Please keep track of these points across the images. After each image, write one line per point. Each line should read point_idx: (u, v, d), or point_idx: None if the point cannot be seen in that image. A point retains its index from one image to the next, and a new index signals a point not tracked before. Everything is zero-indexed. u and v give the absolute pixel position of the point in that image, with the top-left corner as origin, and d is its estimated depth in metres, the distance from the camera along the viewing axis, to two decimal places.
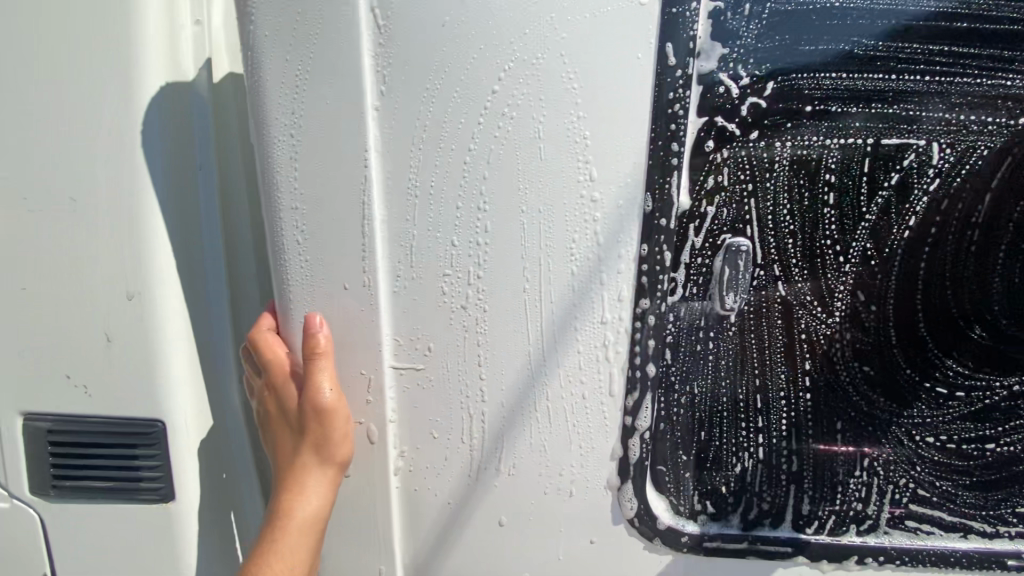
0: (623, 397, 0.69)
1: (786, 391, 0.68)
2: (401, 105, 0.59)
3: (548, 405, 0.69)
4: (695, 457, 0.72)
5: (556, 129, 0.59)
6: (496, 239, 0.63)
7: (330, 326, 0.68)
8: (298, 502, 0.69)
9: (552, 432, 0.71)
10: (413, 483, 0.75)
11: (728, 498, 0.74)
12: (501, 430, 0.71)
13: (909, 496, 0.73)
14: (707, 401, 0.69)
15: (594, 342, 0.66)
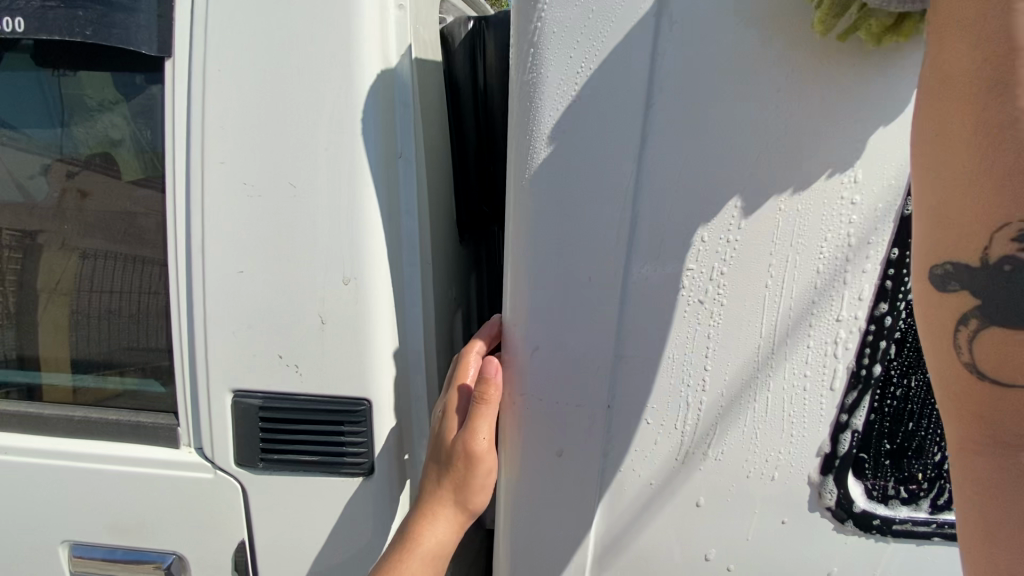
0: (844, 394, 0.73)
1: None
2: (676, 103, 0.64)
3: (769, 395, 0.73)
4: (898, 448, 0.76)
5: (826, 131, 0.63)
6: (750, 238, 0.67)
7: (568, 313, 0.71)
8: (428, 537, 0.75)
9: (766, 421, 0.74)
10: (620, 464, 0.79)
11: (923, 483, 0.78)
12: (715, 417, 0.75)
13: None
14: (920, 393, 0.73)
15: (826, 337, 0.70)
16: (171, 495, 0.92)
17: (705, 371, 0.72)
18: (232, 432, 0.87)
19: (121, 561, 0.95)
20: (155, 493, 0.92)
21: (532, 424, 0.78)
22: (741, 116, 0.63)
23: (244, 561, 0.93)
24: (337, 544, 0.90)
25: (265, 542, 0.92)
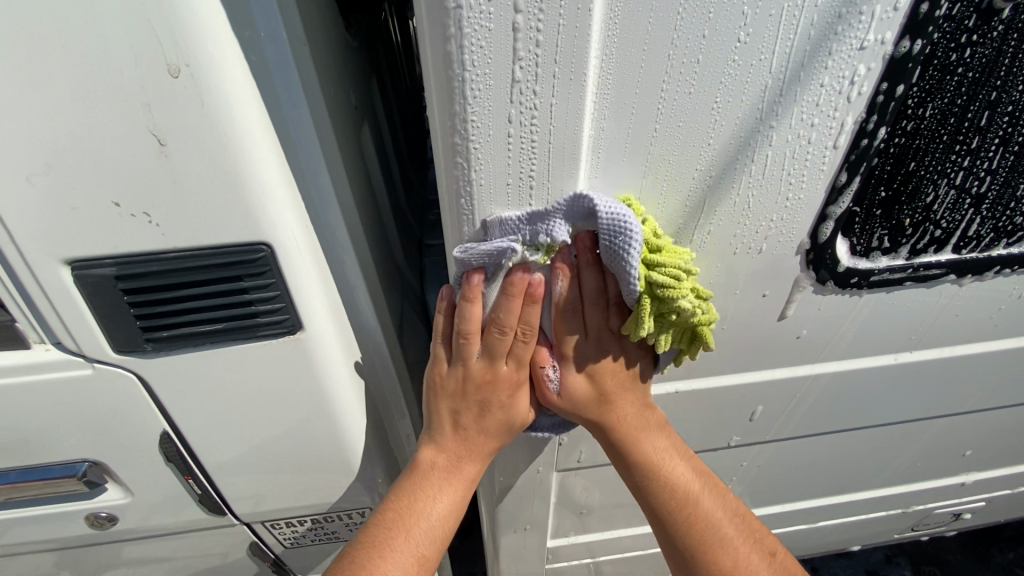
0: (846, 148, 0.61)
1: (1017, 102, 0.61)
2: (616, 84, 0.52)
3: (769, 155, 0.60)
4: (893, 193, 0.67)
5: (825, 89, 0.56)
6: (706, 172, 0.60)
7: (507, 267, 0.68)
8: (430, 518, 0.80)
9: (765, 181, 0.62)
10: (590, 271, 0.68)
11: (907, 230, 0.71)
12: (700, 191, 0.62)
13: None
14: (931, 124, 0.61)
15: (844, 74, 0.55)
16: (46, 405, 0.73)
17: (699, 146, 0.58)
18: (93, 315, 0.65)
19: (20, 483, 0.80)
20: (23, 407, 0.73)
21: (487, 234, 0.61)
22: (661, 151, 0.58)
23: (176, 450, 0.80)
24: (279, 409, 0.78)
25: (190, 426, 0.78)
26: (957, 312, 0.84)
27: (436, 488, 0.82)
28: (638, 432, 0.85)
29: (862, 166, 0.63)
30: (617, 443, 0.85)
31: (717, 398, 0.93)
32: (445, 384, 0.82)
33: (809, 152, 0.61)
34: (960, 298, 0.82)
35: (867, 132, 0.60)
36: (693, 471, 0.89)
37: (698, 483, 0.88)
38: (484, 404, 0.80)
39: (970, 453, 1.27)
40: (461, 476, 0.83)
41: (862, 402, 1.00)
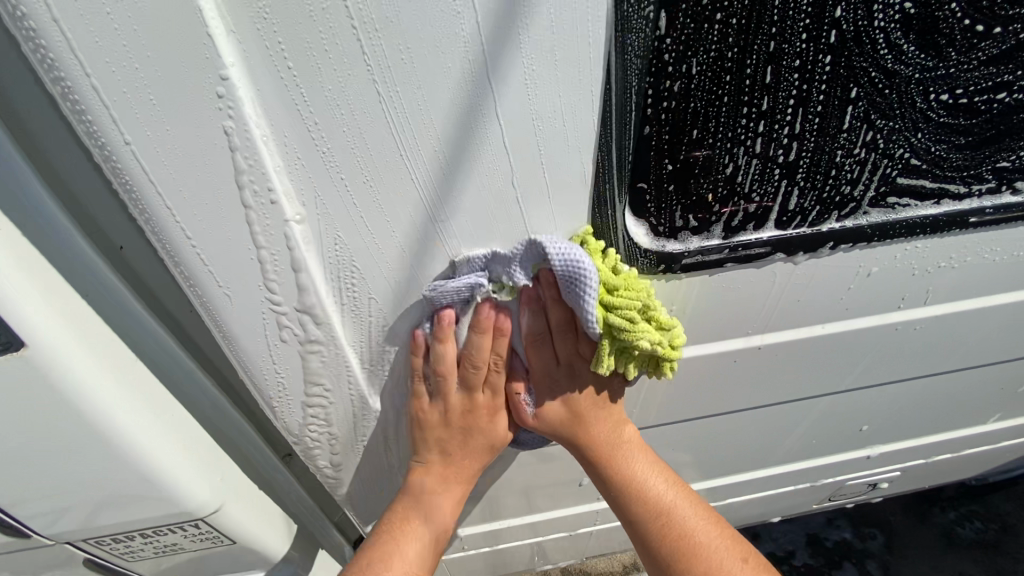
0: (596, 135, 0.52)
1: (804, 55, 0.51)
2: (267, 88, 0.44)
3: (494, 156, 0.52)
4: (681, 166, 0.58)
5: (539, 90, 0.48)
6: (435, 185, 0.53)
7: (254, 301, 0.60)
8: (436, 509, 0.90)
9: (502, 186, 0.54)
10: (346, 289, 0.61)
11: (713, 206, 0.63)
12: (430, 200, 0.54)
13: (900, 169, 0.64)
14: (702, 84, 0.51)
15: (550, 64, 0.46)
16: None
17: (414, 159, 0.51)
18: None
19: None
20: None
21: (189, 252, 0.54)
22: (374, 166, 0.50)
23: None
24: (37, 427, 0.70)
25: None
26: (795, 294, 0.77)
27: (443, 489, 0.91)
28: (635, 468, 0.89)
29: (629, 139, 0.54)
30: (637, 510, 0.88)
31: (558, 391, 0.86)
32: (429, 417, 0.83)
33: (540, 127, 0.50)
34: (796, 278, 0.74)
35: (619, 104, 0.51)
36: (676, 488, 0.90)
37: (703, 524, 0.88)
38: (469, 429, 0.86)
39: (867, 426, 1.23)
40: (461, 470, 0.91)
41: (727, 388, 0.94)
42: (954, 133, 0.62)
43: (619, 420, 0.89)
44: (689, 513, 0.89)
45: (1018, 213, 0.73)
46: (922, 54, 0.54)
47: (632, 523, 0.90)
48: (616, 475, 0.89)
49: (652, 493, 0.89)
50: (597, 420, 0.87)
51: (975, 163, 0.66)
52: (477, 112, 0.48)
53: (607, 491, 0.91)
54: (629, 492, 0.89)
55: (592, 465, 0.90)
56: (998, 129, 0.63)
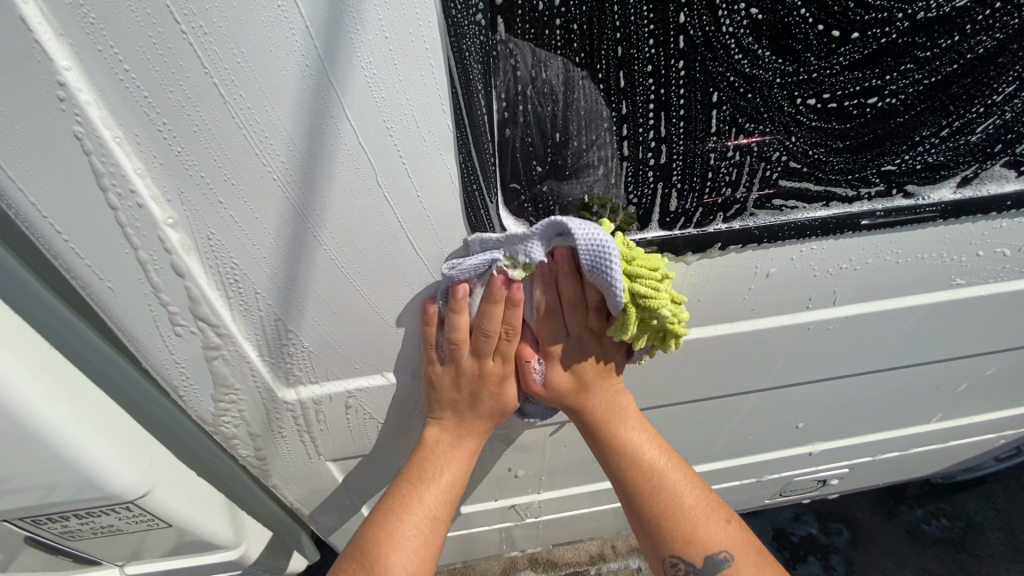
0: (452, 137, 0.53)
1: (655, 60, 0.52)
2: (109, 92, 0.46)
3: (352, 157, 0.53)
4: (551, 168, 0.59)
5: (383, 93, 0.49)
6: (298, 184, 0.55)
7: (141, 294, 0.62)
8: (439, 483, 0.85)
9: (366, 186, 0.56)
10: (231, 285, 0.63)
11: (592, 207, 0.64)
12: (296, 199, 0.56)
13: (780, 172, 0.65)
14: (555, 87, 0.52)
15: (390, 68, 0.48)
16: None
17: (271, 159, 0.52)
18: None
19: None
20: None
21: (65, 246, 0.56)
22: (232, 166, 0.52)
23: None
24: None
25: None
26: (693, 292, 0.79)
27: (444, 460, 0.86)
28: (630, 432, 0.88)
29: (490, 142, 0.55)
30: (635, 485, 0.87)
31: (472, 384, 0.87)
32: (441, 378, 0.82)
33: (391, 128, 0.52)
34: (691, 277, 0.76)
35: (470, 108, 0.52)
36: (685, 476, 0.88)
37: (694, 499, 0.87)
38: (477, 392, 0.84)
39: (804, 422, 1.25)
40: (470, 431, 0.88)
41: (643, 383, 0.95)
42: (829, 136, 0.63)
43: (614, 388, 0.87)
44: (688, 492, 0.87)
45: (912, 217, 0.74)
46: (780, 59, 0.54)
47: (628, 497, 0.89)
48: (620, 439, 0.88)
49: (659, 480, 0.87)
50: (598, 393, 0.86)
51: (857, 167, 0.67)
52: (324, 112, 0.50)
53: (607, 464, 0.90)
54: (625, 462, 0.88)
55: (585, 424, 0.88)
56: (875, 133, 0.63)
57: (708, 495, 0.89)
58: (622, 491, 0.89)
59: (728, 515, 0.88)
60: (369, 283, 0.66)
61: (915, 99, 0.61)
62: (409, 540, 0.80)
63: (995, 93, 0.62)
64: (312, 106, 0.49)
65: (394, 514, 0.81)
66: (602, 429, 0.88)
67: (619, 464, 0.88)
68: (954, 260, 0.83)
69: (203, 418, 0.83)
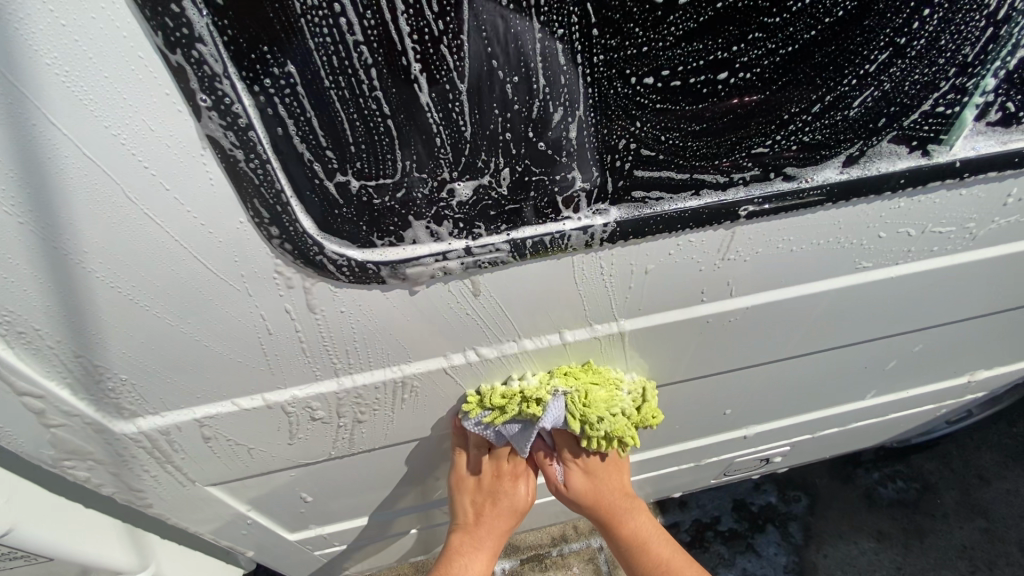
0: (202, 142, 0.45)
1: (440, 37, 0.44)
2: None
3: (82, 171, 0.44)
4: (348, 170, 0.50)
5: (88, 93, 0.40)
6: (25, 207, 0.46)
7: None
8: (463, 570, 1.06)
9: (115, 203, 0.47)
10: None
11: (414, 211, 0.56)
12: (31, 225, 0.47)
13: (633, 161, 0.57)
14: (325, 74, 0.44)
15: (85, 61, 0.39)
16: None
17: None
18: None
19: None
20: None
21: None
22: None
23: None
24: None
25: None
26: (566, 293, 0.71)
27: (471, 555, 1.09)
28: (627, 518, 1.13)
29: (260, 144, 0.46)
30: (625, 547, 1.14)
31: (344, 405, 0.80)
32: (466, 483, 1.07)
33: (120, 133, 0.43)
34: (559, 278, 0.69)
35: (216, 110, 0.43)
36: (665, 542, 1.15)
37: (675, 562, 1.12)
38: (496, 492, 1.07)
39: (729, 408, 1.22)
40: (484, 530, 1.09)
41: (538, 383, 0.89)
42: (682, 119, 0.54)
43: (615, 471, 1.13)
44: (667, 555, 1.14)
45: (796, 201, 0.66)
46: (598, 30, 0.46)
47: (616, 542, 1.16)
48: (634, 539, 1.14)
49: (648, 544, 1.14)
50: (601, 480, 1.11)
51: (722, 151, 0.59)
52: (21, 118, 0.41)
53: (611, 542, 1.16)
54: (626, 538, 1.15)
55: (608, 540, 1.17)
56: (734, 112, 0.55)
57: (695, 567, 1.13)
58: (617, 549, 1.16)
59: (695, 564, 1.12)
60: (170, 307, 0.58)
61: (774, 71, 0.53)
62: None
63: (864, 62, 0.54)
64: (4, 111, 0.40)
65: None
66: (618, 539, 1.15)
67: (622, 552, 1.15)
68: (855, 243, 0.77)
69: (40, 461, 0.75)
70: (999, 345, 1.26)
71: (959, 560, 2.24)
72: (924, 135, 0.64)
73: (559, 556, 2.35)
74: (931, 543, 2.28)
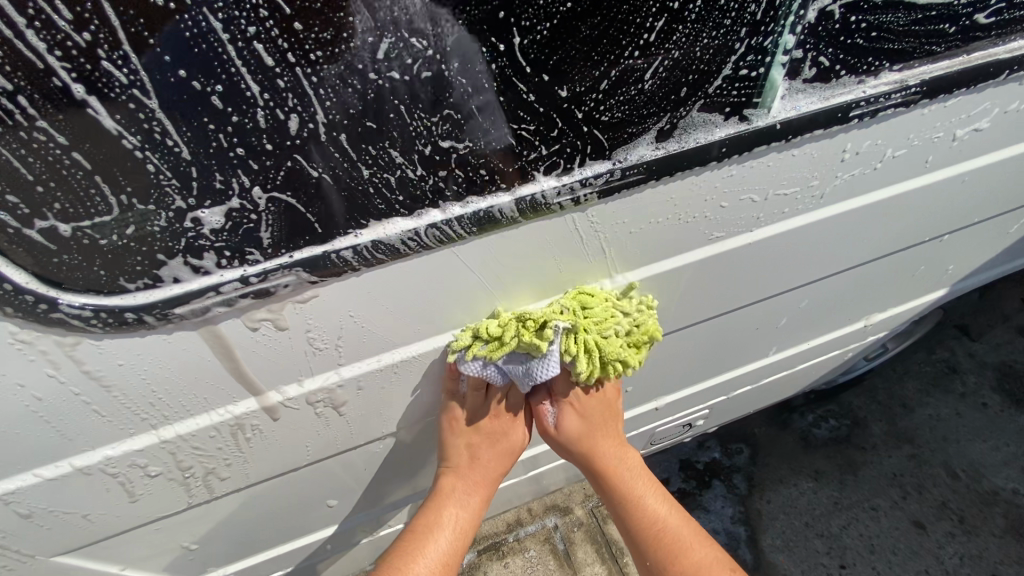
0: None
1: (91, 52, 0.36)
2: None
3: None
4: (44, 213, 0.43)
5: None
6: None
7: None
8: (450, 526, 0.87)
9: None
10: None
11: (158, 247, 0.48)
12: None
13: (410, 163, 0.51)
14: None
15: None
16: None
17: None
18: None
19: None
20: None
21: None
22: None
23: None
24: None
25: None
26: (391, 308, 0.65)
27: (462, 500, 0.89)
28: (624, 465, 0.95)
29: None
30: (631, 514, 0.93)
31: (180, 456, 0.73)
32: (457, 422, 0.88)
33: None
34: (377, 294, 0.62)
35: None
36: (678, 516, 0.93)
37: (699, 548, 0.90)
38: (494, 436, 0.90)
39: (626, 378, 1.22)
40: (473, 487, 0.91)
41: (399, 398, 0.82)
42: (448, 113, 0.49)
43: (614, 429, 0.95)
44: (691, 543, 0.91)
45: (613, 187, 0.62)
46: (305, 25, 0.39)
47: (633, 542, 0.94)
48: (641, 502, 0.93)
49: (656, 511, 0.93)
50: (608, 433, 0.93)
51: (513, 139, 0.53)
52: None
53: (627, 533, 0.94)
54: (634, 510, 0.92)
55: (613, 511, 0.95)
56: (511, 99, 0.50)
57: (720, 549, 0.91)
58: (619, 517, 0.94)
59: (723, 552, 0.91)
60: None
61: (539, 50, 0.47)
62: (422, 565, 0.83)
63: (641, 30, 0.49)
64: None
65: (404, 553, 0.83)
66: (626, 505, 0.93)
67: (632, 528, 0.93)
68: (694, 219, 0.74)
69: None
70: (883, 288, 1.29)
71: (891, 488, 2.32)
72: (734, 100, 0.60)
73: (515, 542, 2.35)
74: (865, 473, 2.35)
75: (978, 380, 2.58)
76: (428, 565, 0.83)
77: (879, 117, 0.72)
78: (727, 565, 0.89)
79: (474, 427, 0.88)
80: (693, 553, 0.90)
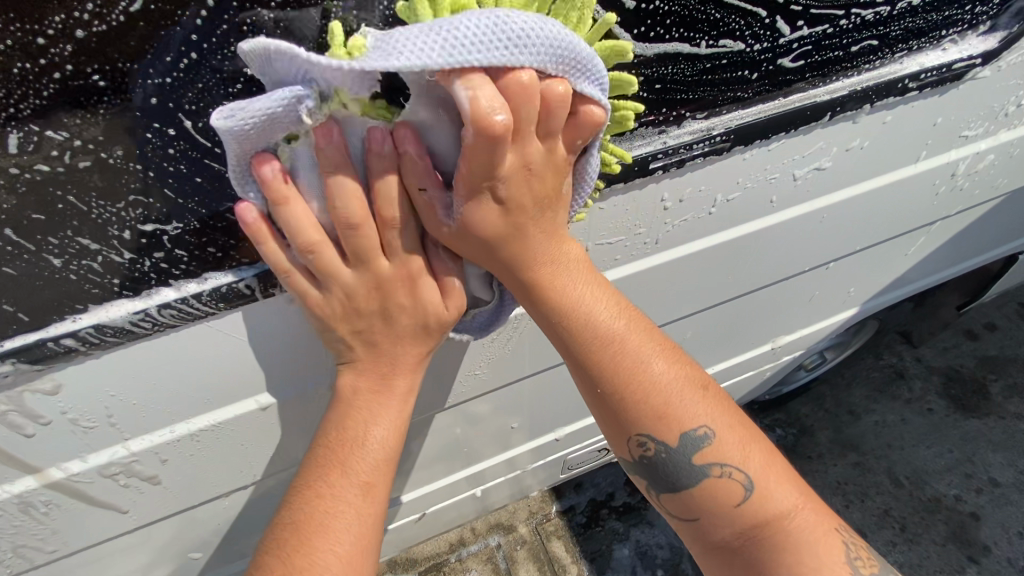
0: None
1: None
2: None
3: None
4: None
5: None
6: None
7: None
8: (370, 442, 0.58)
9: None
10: None
11: None
12: None
13: (107, 249, 0.47)
14: None
15: None
16: None
17: None
18: None
19: None
20: None
21: None
22: None
23: None
24: None
25: None
26: (159, 380, 0.61)
27: (373, 406, 0.60)
28: (574, 284, 0.59)
29: None
30: (589, 358, 0.61)
31: None
32: (332, 310, 0.55)
33: None
34: (134, 369, 0.59)
35: None
36: (680, 367, 0.65)
37: (734, 436, 0.65)
38: (372, 272, 0.54)
39: (505, 406, 1.19)
40: (391, 393, 0.60)
41: (217, 463, 0.78)
42: (134, 201, 0.45)
43: (566, 132, 0.50)
44: (716, 426, 0.65)
45: None
46: None
47: (606, 398, 0.63)
48: (625, 379, 0.62)
49: (647, 366, 0.62)
50: (530, 144, 0.48)
51: (234, 217, 0.49)
52: None
53: (589, 389, 0.64)
54: (599, 349, 0.60)
55: (580, 369, 0.62)
56: (208, 183, 0.46)
57: (759, 438, 0.68)
58: (572, 364, 0.62)
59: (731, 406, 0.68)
60: None
61: (224, 132, 0.43)
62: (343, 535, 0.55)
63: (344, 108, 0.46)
64: None
65: (309, 509, 0.55)
66: (608, 385, 0.62)
67: (613, 385, 0.62)
68: None
69: None
70: (776, 314, 1.25)
71: (833, 497, 1.94)
72: None
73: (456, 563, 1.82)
74: (810, 480, 1.97)
75: (925, 386, 2.20)
76: (352, 529, 0.55)
77: (686, 166, 0.69)
78: (775, 458, 0.67)
79: (355, 318, 0.57)
80: (762, 462, 0.66)
